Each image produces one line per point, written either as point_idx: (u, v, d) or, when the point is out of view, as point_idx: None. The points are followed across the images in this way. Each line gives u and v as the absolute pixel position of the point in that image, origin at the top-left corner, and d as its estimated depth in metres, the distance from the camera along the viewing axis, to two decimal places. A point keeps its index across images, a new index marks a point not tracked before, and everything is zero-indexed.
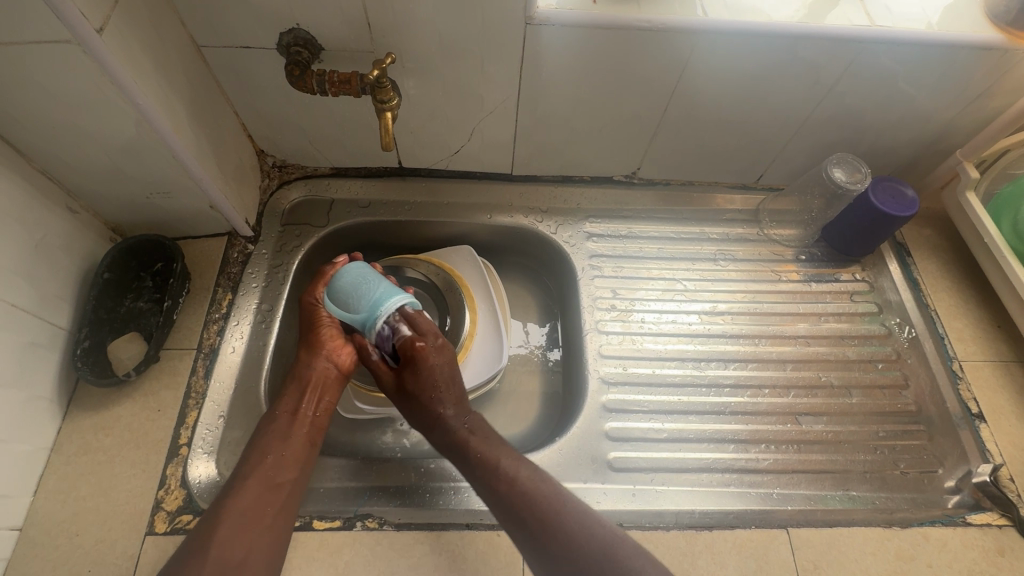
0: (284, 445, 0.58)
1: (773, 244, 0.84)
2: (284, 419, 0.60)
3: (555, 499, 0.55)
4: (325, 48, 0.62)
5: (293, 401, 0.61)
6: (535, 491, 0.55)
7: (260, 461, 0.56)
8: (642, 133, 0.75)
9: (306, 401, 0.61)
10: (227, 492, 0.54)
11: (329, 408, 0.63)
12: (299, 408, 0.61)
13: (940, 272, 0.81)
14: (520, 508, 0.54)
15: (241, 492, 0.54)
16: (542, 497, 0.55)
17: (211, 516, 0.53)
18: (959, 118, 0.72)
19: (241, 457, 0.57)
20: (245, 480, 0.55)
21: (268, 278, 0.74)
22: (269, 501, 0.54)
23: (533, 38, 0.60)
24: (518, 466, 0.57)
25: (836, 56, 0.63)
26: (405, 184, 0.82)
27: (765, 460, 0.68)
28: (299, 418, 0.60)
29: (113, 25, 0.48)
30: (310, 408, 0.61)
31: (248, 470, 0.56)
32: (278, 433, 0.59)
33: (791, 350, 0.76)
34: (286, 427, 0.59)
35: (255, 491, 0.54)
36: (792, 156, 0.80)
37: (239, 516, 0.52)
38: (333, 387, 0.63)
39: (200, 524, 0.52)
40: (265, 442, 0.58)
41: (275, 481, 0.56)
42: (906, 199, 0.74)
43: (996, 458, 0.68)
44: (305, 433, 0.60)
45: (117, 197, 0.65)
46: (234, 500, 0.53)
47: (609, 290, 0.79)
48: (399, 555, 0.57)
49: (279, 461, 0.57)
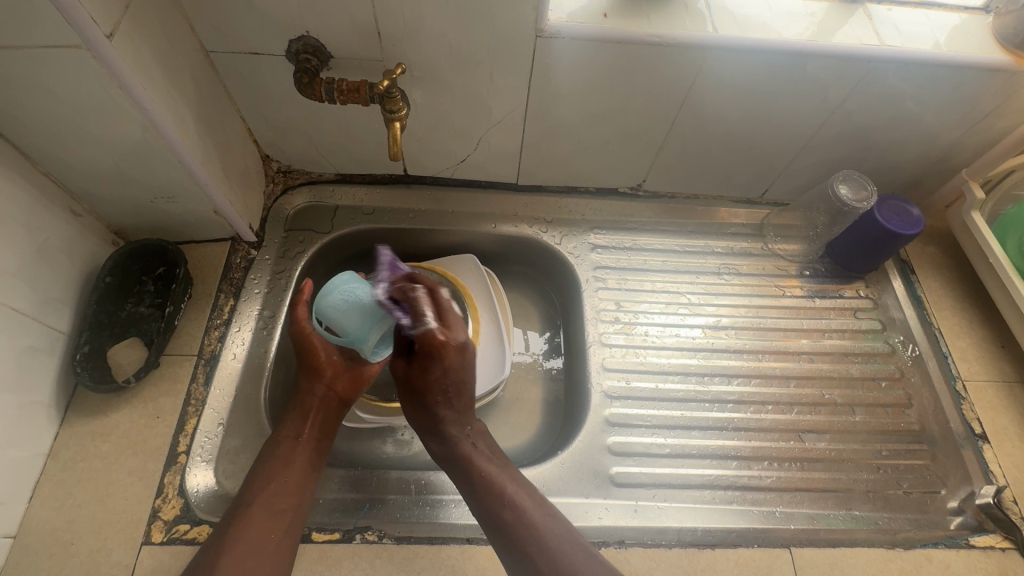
0: (287, 470, 0.57)
1: (777, 259, 0.84)
2: (287, 444, 0.59)
3: (562, 538, 0.53)
4: (334, 56, 0.62)
5: (295, 426, 0.60)
6: (539, 523, 0.54)
7: (264, 488, 0.56)
8: (651, 145, 0.75)
9: (307, 426, 0.61)
10: (234, 518, 0.54)
11: (331, 432, 0.63)
12: (301, 432, 0.60)
13: (943, 290, 0.81)
14: (532, 541, 0.53)
15: (246, 519, 0.53)
16: (549, 532, 0.54)
17: (215, 545, 0.52)
18: (966, 138, 0.72)
19: (244, 484, 0.57)
20: (249, 508, 0.54)
21: (271, 284, 0.74)
22: (273, 527, 0.54)
23: (543, 51, 0.60)
24: (523, 497, 0.56)
25: (846, 75, 0.63)
26: (409, 192, 0.81)
27: (768, 478, 0.68)
28: (302, 442, 0.60)
29: (123, 30, 0.48)
30: (313, 432, 0.61)
31: (250, 496, 0.55)
32: (280, 458, 0.58)
33: (794, 366, 0.76)
34: (288, 451, 0.59)
35: (258, 517, 0.54)
36: (799, 171, 0.79)
37: (243, 542, 0.52)
38: (334, 411, 0.63)
39: (203, 553, 0.52)
40: (268, 466, 0.57)
41: (278, 507, 0.55)
42: (911, 217, 0.73)
43: (999, 479, 0.68)
44: (308, 458, 0.59)
45: (121, 201, 0.64)
46: (239, 526, 0.53)
47: (613, 303, 0.79)
48: (398, 569, 0.57)
49: (281, 487, 0.56)
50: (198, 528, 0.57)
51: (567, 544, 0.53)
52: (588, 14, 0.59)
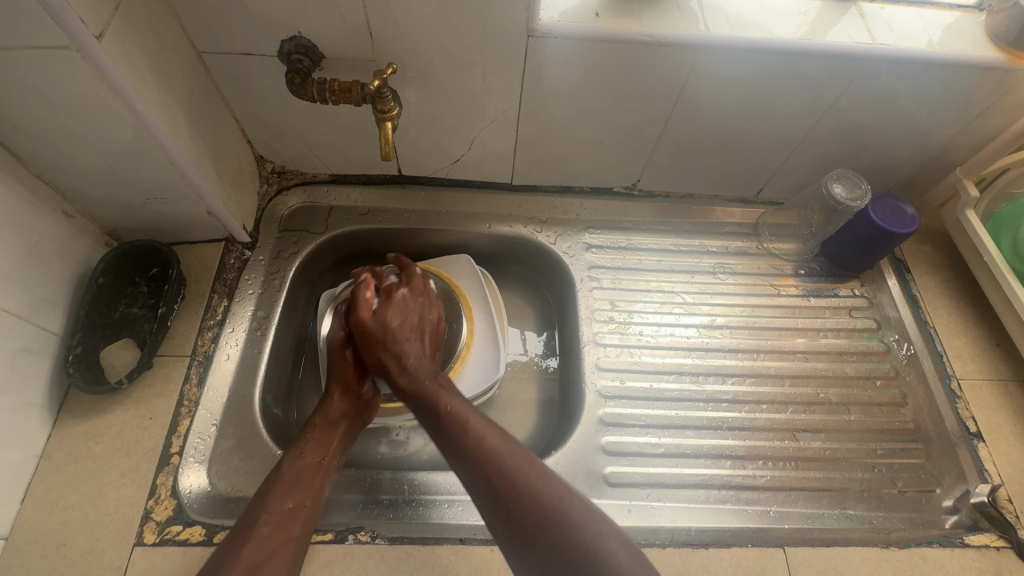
0: (305, 494, 0.55)
1: (772, 258, 0.84)
2: (307, 465, 0.57)
3: (537, 475, 0.51)
4: (326, 56, 0.62)
5: (317, 447, 0.59)
6: (505, 456, 0.52)
7: (277, 507, 0.53)
8: (644, 145, 0.75)
9: (329, 447, 0.60)
10: (239, 537, 0.51)
11: (345, 453, 0.62)
12: (324, 454, 0.59)
13: (939, 290, 0.81)
14: (504, 480, 0.51)
15: (256, 540, 0.51)
16: (526, 469, 0.52)
17: (218, 565, 0.49)
18: (961, 136, 0.72)
19: (254, 499, 0.54)
20: (257, 529, 0.51)
21: (265, 285, 0.74)
22: (280, 556, 0.51)
23: (535, 50, 0.60)
24: (491, 432, 0.55)
25: (838, 74, 0.63)
26: (403, 192, 0.81)
27: (762, 478, 0.68)
28: (323, 465, 0.58)
29: (113, 32, 0.48)
30: (333, 455, 0.60)
31: (266, 515, 0.52)
32: (300, 479, 0.56)
33: (789, 365, 0.76)
34: (310, 475, 0.57)
35: (272, 542, 0.51)
36: (793, 170, 0.79)
37: (253, 566, 0.49)
38: (353, 432, 0.63)
39: (206, 571, 0.49)
40: (287, 484, 0.55)
41: (291, 533, 0.53)
42: (906, 216, 0.73)
43: (994, 478, 0.67)
44: (326, 482, 0.58)
45: (113, 202, 0.64)
46: (247, 548, 0.50)
47: (607, 302, 0.79)
48: (391, 570, 0.57)
49: (298, 510, 0.54)
50: (191, 529, 0.57)
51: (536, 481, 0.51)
52: (579, 14, 0.59)
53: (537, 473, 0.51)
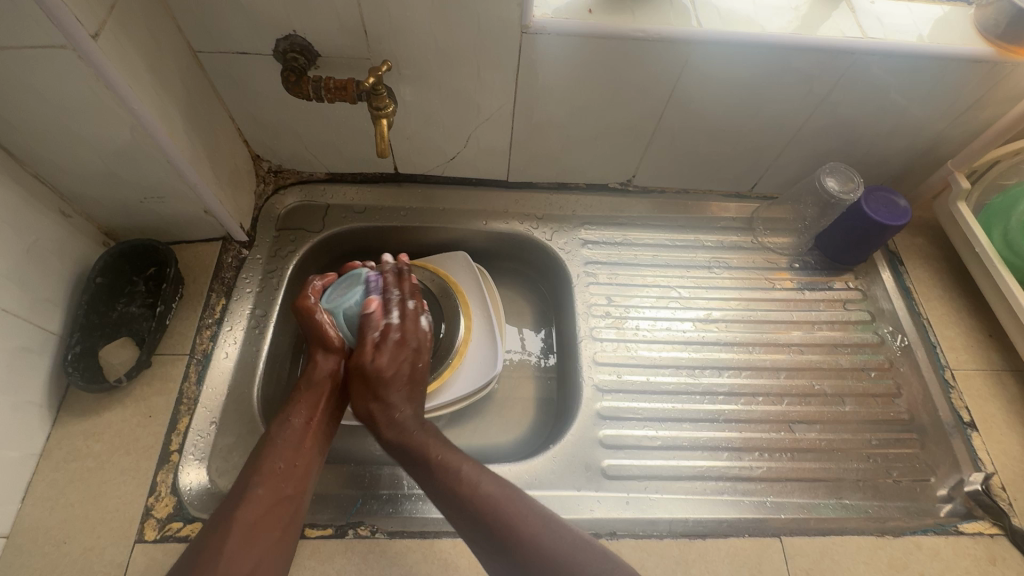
0: (296, 456, 0.57)
1: (767, 252, 0.85)
2: (298, 426, 0.59)
3: (535, 522, 0.53)
4: (321, 54, 0.62)
5: (307, 409, 0.60)
6: (503, 504, 0.53)
7: (269, 468, 0.55)
8: (639, 140, 0.75)
9: (318, 408, 0.61)
10: (233, 502, 0.52)
11: (337, 415, 0.63)
12: (314, 415, 0.60)
13: (932, 281, 0.82)
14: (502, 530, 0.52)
15: (250, 502, 0.52)
16: (522, 516, 0.53)
17: (217, 527, 0.51)
18: (951, 130, 0.73)
19: (247, 462, 0.56)
20: (251, 490, 0.53)
21: (263, 283, 0.74)
22: (276, 517, 0.52)
23: (529, 47, 0.61)
24: (484, 477, 0.56)
25: (829, 67, 0.63)
26: (401, 191, 0.82)
27: (759, 469, 0.68)
28: (312, 426, 0.59)
29: (109, 30, 0.48)
30: (322, 417, 0.61)
31: (259, 477, 0.54)
32: (291, 440, 0.57)
33: (785, 358, 0.77)
34: (299, 436, 0.58)
35: (267, 503, 0.53)
36: (787, 165, 0.80)
37: (249, 527, 0.51)
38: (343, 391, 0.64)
39: (204, 536, 0.50)
40: (278, 447, 0.57)
41: (283, 494, 0.54)
42: (898, 208, 0.74)
43: (988, 467, 0.68)
44: (316, 445, 0.59)
45: (110, 201, 0.64)
46: (241, 511, 0.51)
47: (604, 297, 0.79)
48: (392, 564, 0.57)
49: (291, 470, 0.55)
50: (192, 525, 0.57)
51: (536, 527, 0.52)
52: (572, 11, 0.60)
53: (535, 520, 0.53)
